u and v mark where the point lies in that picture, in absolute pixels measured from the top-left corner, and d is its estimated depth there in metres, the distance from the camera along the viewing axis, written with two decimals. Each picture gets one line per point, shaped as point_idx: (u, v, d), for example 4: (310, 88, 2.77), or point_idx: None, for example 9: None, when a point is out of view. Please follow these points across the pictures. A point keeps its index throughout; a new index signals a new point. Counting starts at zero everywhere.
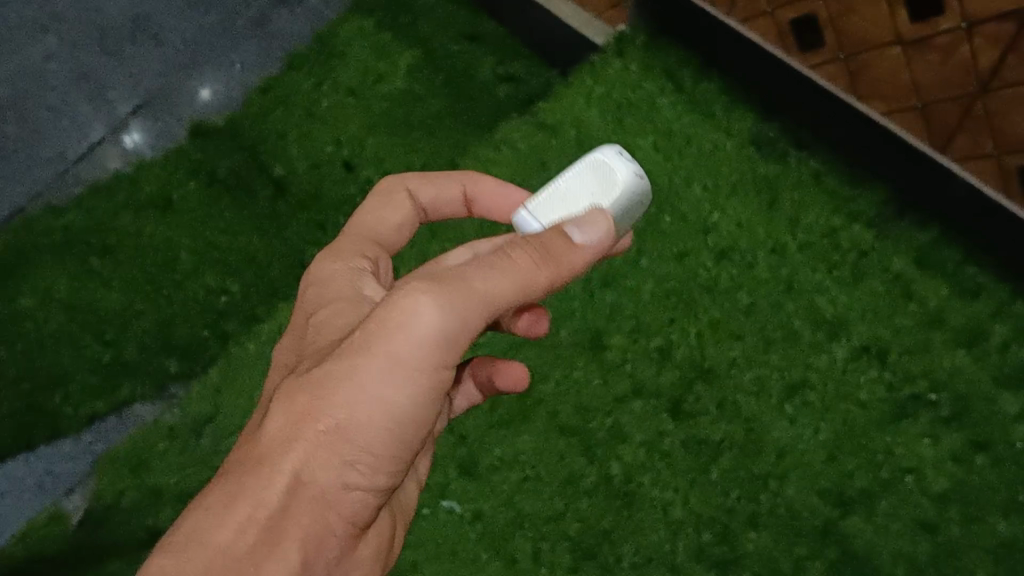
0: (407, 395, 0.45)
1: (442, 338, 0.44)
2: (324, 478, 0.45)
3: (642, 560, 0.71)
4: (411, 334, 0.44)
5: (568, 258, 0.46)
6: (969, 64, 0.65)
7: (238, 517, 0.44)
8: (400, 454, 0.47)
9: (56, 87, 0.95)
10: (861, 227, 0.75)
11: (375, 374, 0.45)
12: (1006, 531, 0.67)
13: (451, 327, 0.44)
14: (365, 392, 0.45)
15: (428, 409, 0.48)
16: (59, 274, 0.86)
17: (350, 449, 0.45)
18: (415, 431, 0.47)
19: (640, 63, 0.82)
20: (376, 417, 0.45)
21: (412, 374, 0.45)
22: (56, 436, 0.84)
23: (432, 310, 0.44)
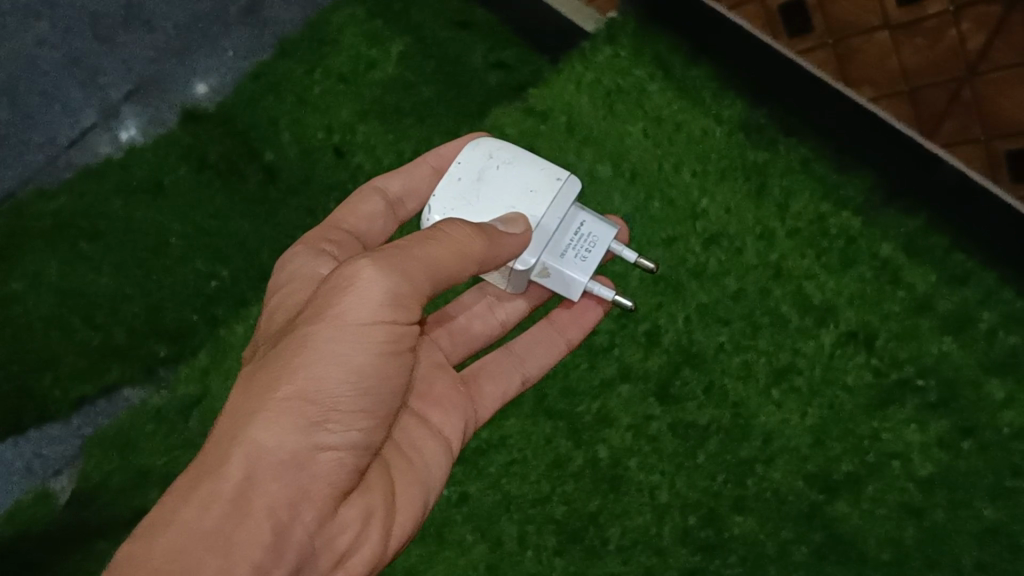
0: (361, 352, 0.51)
1: (391, 296, 0.52)
2: (289, 441, 0.50)
3: (629, 543, 0.73)
4: (359, 301, 0.51)
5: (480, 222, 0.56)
6: (957, 49, 0.65)
7: (208, 489, 0.48)
8: (365, 410, 0.52)
9: (47, 71, 0.95)
10: (850, 214, 0.74)
11: (329, 340, 0.51)
12: (991, 515, 0.68)
13: (397, 289, 0.52)
14: (320, 357, 0.51)
15: (385, 366, 0.53)
16: (49, 259, 0.85)
17: (314, 409, 0.51)
18: (375, 387, 0.53)
19: (631, 48, 0.81)
20: (331, 376, 0.51)
21: (361, 335, 0.51)
22: (45, 418, 0.85)
23: (377, 275, 0.51)
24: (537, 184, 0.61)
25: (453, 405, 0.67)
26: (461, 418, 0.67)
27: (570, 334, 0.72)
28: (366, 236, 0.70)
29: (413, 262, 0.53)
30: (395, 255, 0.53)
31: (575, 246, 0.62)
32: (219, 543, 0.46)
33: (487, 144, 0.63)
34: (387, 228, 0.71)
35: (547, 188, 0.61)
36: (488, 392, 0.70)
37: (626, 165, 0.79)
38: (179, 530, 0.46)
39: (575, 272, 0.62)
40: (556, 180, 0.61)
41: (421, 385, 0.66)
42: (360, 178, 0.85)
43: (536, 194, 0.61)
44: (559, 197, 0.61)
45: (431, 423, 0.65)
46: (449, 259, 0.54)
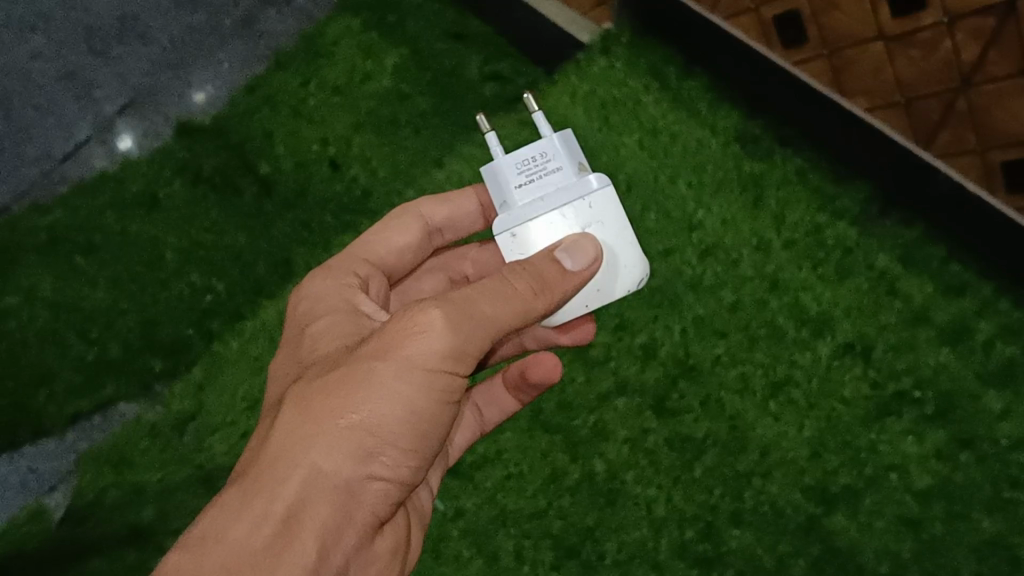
0: (423, 397, 0.49)
1: (458, 344, 0.49)
2: (344, 470, 0.48)
3: (626, 557, 0.73)
4: (428, 345, 0.48)
5: (551, 277, 0.52)
6: (951, 60, 0.65)
7: (262, 508, 0.47)
8: (417, 449, 0.50)
9: (42, 84, 0.95)
10: (846, 224, 0.74)
11: (394, 380, 0.48)
12: (989, 528, 0.68)
13: (466, 338, 0.49)
14: (385, 397, 0.48)
15: (441, 411, 0.50)
16: (43, 273, 0.85)
17: (371, 442, 0.48)
18: (428, 428, 0.50)
19: (626, 60, 0.81)
20: (393, 414, 0.49)
21: (426, 379, 0.49)
22: (40, 434, 0.85)
23: (449, 320, 0.49)
24: (535, 239, 0.55)
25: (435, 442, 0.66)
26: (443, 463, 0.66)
27: (488, 417, 0.69)
28: (386, 268, 0.66)
29: (482, 311, 0.50)
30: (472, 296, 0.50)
31: (526, 169, 0.56)
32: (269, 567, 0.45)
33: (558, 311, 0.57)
34: (418, 258, 0.68)
35: (528, 235, 0.55)
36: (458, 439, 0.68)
37: (621, 177, 0.79)
38: (228, 547, 0.46)
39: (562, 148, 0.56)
40: (511, 235, 0.55)
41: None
42: (355, 191, 0.85)
43: (537, 232, 0.55)
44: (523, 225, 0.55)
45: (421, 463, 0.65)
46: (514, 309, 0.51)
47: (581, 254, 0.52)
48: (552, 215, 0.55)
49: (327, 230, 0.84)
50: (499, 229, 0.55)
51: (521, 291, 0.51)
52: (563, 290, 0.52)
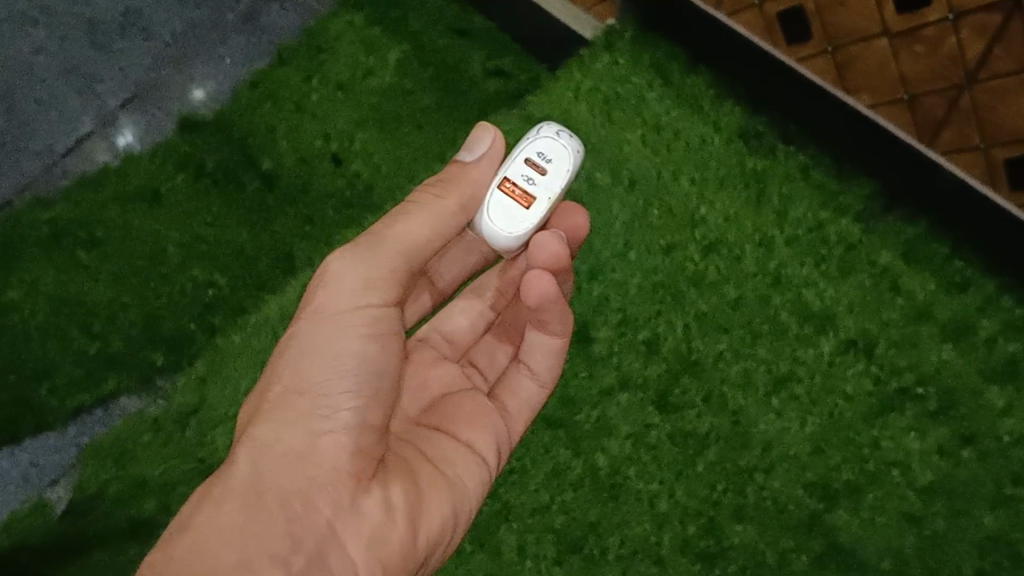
0: (345, 340, 0.56)
1: (359, 281, 0.57)
2: (293, 422, 0.55)
3: (628, 552, 0.72)
4: (332, 295, 0.57)
5: (457, 190, 0.60)
6: (956, 56, 0.65)
7: (221, 492, 0.53)
8: (351, 386, 0.55)
9: (43, 78, 0.95)
10: (849, 221, 0.74)
11: (320, 334, 0.56)
12: (991, 523, 0.68)
13: (364, 274, 0.57)
14: (312, 352, 0.56)
15: (364, 344, 0.57)
16: (46, 268, 0.85)
17: (307, 387, 0.56)
18: (356, 363, 0.56)
19: (629, 56, 0.81)
20: (320, 360, 0.56)
21: (348, 322, 0.56)
22: (42, 428, 0.84)
23: (342, 265, 0.57)
24: None
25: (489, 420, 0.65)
26: (494, 434, 0.65)
27: (544, 378, 0.70)
28: None
29: (377, 248, 0.57)
30: (357, 251, 0.57)
31: None
32: (232, 537, 0.50)
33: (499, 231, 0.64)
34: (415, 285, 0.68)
35: None
36: (514, 408, 0.69)
37: (625, 173, 0.79)
38: (193, 531, 0.51)
39: None
40: None
41: (469, 415, 0.65)
42: (358, 186, 0.85)
43: None
44: None
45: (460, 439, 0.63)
46: (420, 234, 0.58)
47: (481, 140, 0.61)
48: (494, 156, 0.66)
49: (329, 225, 0.84)
50: None
51: (410, 229, 0.58)
52: (469, 180, 0.60)
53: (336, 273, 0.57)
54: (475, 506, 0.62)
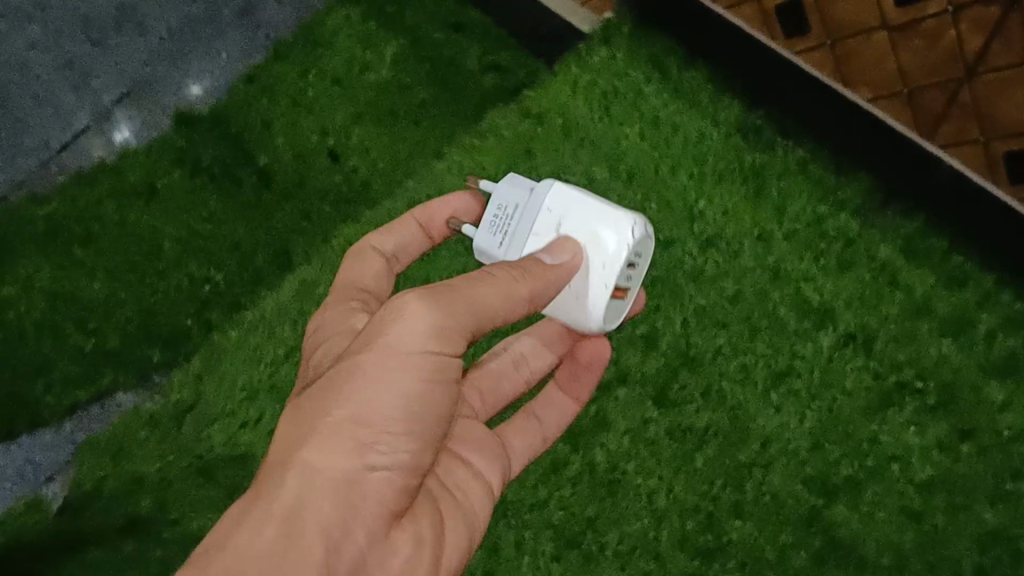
0: (411, 384, 0.50)
1: (438, 322, 0.50)
2: (343, 460, 0.49)
3: (626, 549, 0.72)
4: (406, 333, 0.50)
5: (533, 271, 0.54)
6: (955, 50, 0.65)
7: (260, 512, 0.47)
8: (412, 432, 0.50)
9: (40, 74, 0.95)
10: (848, 215, 0.73)
11: (385, 368, 0.50)
12: (992, 520, 0.67)
13: (445, 320, 0.50)
14: (379, 387, 0.50)
15: (431, 390, 0.51)
16: (41, 263, 0.85)
17: (367, 427, 0.49)
18: (421, 408, 0.51)
19: (627, 50, 0.81)
20: (385, 403, 0.50)
21: (417, 363, 0.50)
22: (37, 424, 0.85)
23: (424, 304, 0.50)
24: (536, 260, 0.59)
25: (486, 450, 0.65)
26: (494, 463, 0.65)
27: (546, 414, 0.71)
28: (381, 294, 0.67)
29: (459, 296, 0.51)
30: (436, 294, 0.51)
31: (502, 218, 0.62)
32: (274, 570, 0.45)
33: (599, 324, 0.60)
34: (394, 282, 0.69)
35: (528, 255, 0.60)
36: (516, 445, 0.69)
37: (623, 167, 0.79)
38: (230, 555, 0.45)
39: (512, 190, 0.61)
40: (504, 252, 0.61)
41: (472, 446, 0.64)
42: (355, 182, 0.84)
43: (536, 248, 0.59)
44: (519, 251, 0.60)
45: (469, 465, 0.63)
46: (500, 303, 0.52)
47: (560, 253, 0.56)
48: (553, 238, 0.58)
49: (326, 220, 0.84)
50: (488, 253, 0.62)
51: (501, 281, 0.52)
52: (548, 277, 0.54)
53: (416, 314, 0.50)
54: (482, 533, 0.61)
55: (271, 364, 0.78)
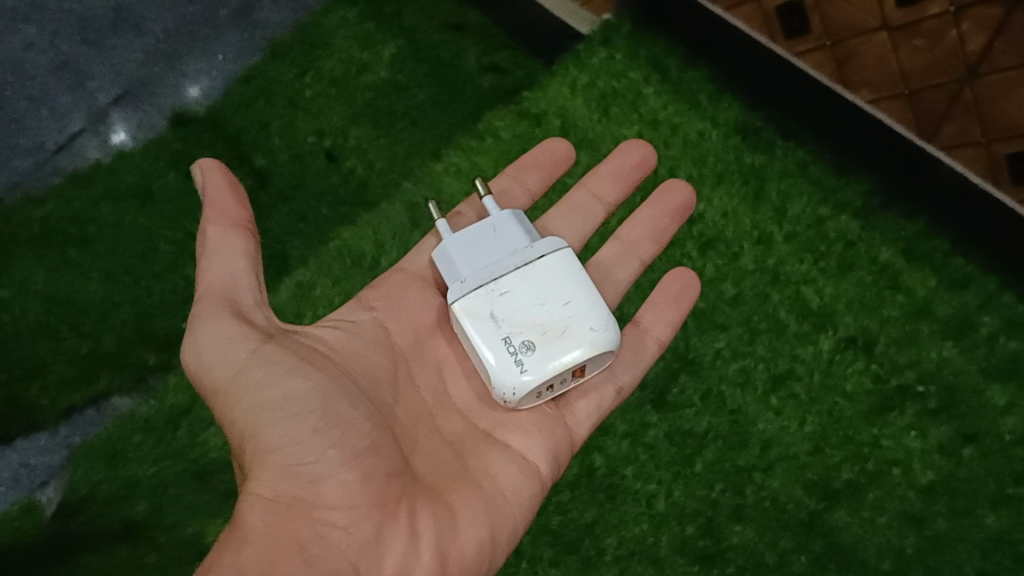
0: (287, 385, 0.52)
1: (215, 330, 0.54)
2: (278, 482, 0.50)
3: (625, 553, 0.69)
4: (209, 361, 0.53)
5: (233, 207, 0.57)
6: (958, 50, 0.64)
7: (227, 551, 0.48)
8: (323, 426, 0.50)
9: (34, 75, 0.93)
10: (848, 218, 0.74)
11: (249, 379, 0.52)
12: (994, 524, 0.66)
13: (217, 326, 0.54)
14: (255, 394, 0.51)
15: (304, 387, 0.52)
16: (36, 266, 0.84)
17: (280, 445, 0.50)
18: (315, 404, 0.51)
19: (626, 51, 0.81)
20: (279, 416, 0.50)
21: (262, 369, 0.52)
22: (31, 429, 0.82)
23: (193, 330, 0.54)
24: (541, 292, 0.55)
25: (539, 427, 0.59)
26: (549, 439, 0.59)
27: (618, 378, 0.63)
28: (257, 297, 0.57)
29: (206, 282, 0.56)
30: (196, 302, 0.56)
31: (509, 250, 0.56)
32: None
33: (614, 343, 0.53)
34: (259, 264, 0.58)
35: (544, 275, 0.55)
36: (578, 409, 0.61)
37: None
38: None
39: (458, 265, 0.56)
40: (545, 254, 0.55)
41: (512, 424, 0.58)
42: (352, 182, 0.83)
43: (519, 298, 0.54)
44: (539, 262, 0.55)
45: (510, 449, 0.58)
46: (225, 261, 0.56)
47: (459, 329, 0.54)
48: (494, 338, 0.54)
49: (323, 223, 0.82)
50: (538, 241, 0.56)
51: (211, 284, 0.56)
52: (234, 199, 0.58)
53: (205, 334, 0.54)
54: (521, 523, 0.56)
55: None
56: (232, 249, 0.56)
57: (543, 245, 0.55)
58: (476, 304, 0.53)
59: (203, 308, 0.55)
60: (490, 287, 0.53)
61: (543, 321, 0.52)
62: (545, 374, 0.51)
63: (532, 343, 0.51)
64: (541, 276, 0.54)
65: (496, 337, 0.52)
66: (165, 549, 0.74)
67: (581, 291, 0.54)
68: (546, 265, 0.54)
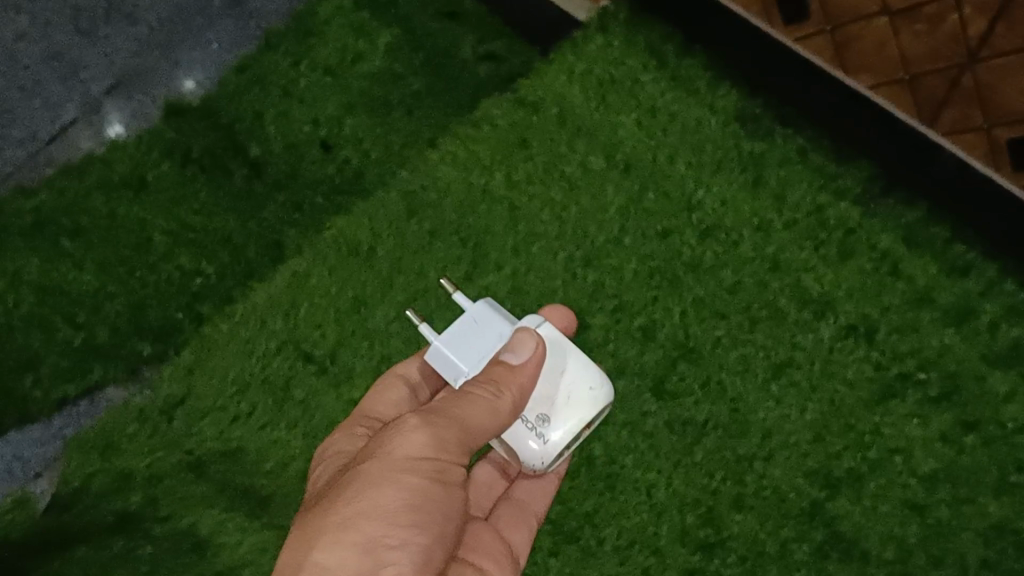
0: (410, 482, 0.53)
1: (436, 433, 0.54)
2: (353, 561, 0.50)
3: (626, 543, 0.71)
4: (395, 439, 0.54)
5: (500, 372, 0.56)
6: (959, 34, 0.65)
7: None
8: (418, 531, 0.53)
9: (27, 65, 0.92)
10: (848, 204, 0.73)
11: (395, 464, 0.53)
12: (996, 513, 0.67)
13: (439, 429, 0.54)
14: (389, 473, 0.53)
15: (430, 492, 0.54)
16: (29, 256, 0.82)
17: (378, 529, 0.51)
18: (425, 511, 0.53)
19: (623, 38, 0.79)
20: (391, 503, 0.52)
21: (399, 460, 0.53)
22: (25, 421, 0.82)
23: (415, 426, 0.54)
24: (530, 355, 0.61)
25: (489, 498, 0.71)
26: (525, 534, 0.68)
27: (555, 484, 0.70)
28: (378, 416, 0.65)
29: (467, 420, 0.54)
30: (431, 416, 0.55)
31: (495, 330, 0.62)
32: None
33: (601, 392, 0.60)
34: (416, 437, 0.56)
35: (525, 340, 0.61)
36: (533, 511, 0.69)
37: (619, 156, 0.77)
38: None
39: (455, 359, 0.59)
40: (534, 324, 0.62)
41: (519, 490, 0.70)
42: (347, 172, 0.82)
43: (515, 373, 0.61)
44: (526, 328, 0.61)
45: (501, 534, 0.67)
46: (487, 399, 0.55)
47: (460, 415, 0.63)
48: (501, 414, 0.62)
49: (319, 212, 0.81)
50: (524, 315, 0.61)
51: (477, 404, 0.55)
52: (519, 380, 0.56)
53: (413, 429, 0.54)
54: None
55: (267, 358, 0.76)
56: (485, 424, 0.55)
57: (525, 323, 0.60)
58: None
59: (442, 404, 0.55)
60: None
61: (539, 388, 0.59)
62: (565, 439, 0.59)
63: (548, 416, 0.59)
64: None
65: (518, 424, 0.59)
66: (159, 541, 0.74)
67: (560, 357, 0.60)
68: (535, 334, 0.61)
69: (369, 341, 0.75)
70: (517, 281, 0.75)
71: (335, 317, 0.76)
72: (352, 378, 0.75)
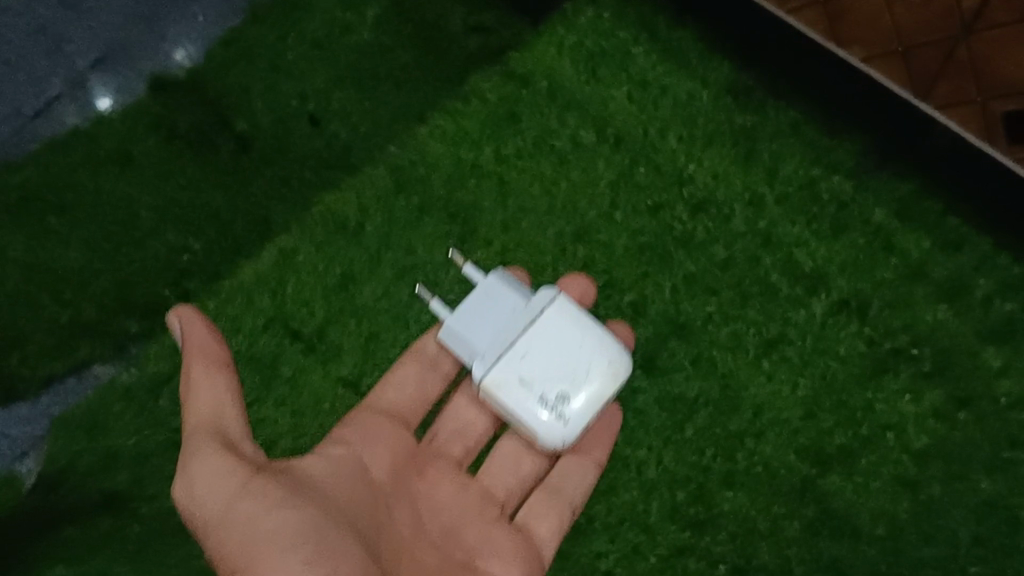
0: (261, 514, 0.57)
1: (200, 490, 0.58)
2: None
3: (615, 521, 0.70)
4: (205, 499, 0.58)
5: (203, 343, 0.61)
6: (953, 7, 0.66)
7: None
8: (297, 530, 0.57)
9: (11, 39, 0.87)
10: (841, 178, 0.72)
11: (233, 518, 0.57)
12: (988, 489, 0.68)
13: (205, 476, 0.58)
14: (239, 526, 0.57)
15: (282, 509, 0.58)
16: (14, 234, 0.81)
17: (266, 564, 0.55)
18: (289, 517, 0.57)
19: (614, 10, 0.78)
20: (263, 536, 0.56)
21: (235, 510, 0.57)
22: (11, 400, 0.79)
23: (191, 474, 0.58)
24: (538, 325, 0.64)
25: (514, 476, 0.71)
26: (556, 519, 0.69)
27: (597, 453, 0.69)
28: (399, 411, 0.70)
29: (202, 466, 0.58)
30: (184, 471, 0.59)
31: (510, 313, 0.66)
32: None
33: (612, 358, 0.63)
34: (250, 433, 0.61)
35: (532, 314, 0.65)
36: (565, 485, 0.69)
37: (610, 130, 0.76)
38: None
39: (472, 337, 0.66)
40: (546, 300, 0.65)
41: (558, 475, 0.70)
42: (336, 147, 0.80)
43: (527, 351, 0.63)
44: (537, 309, 0.65)
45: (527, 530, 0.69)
46: (207, 414, 0.60)
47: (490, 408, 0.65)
48: (516, 393, 0.63)
49: (306, 186, 0.80)
50: (537, 295, 0.65)
51: (207, 450, 0.59)
52: (199, 345, 0.61)
53: (200, 469, 0.58)
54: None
55: (253, 336, 0.75)
56: (215, 473, 0.58)
57: (539, 299, 0.65)
58: (505, 375, 0.63)
59: (195, 444, 0.59)
60: (509, 353, 0.63)
61: (555, 361, 0.63)
62: (585, 417, 0.62)
63: (566, 394, 0.62)
64: (552, 330, 0.64)
65: (534, 399, 0.62)
66: (148, 520, 0.75)
67: (575, 323, 0.64)
68: (546, 312, 0.64)
69: (357, 317, 0.75)
70: (506, 257, 0.75)
71: (323, 294, 0.75)
72: (342, 356, 0.75)
